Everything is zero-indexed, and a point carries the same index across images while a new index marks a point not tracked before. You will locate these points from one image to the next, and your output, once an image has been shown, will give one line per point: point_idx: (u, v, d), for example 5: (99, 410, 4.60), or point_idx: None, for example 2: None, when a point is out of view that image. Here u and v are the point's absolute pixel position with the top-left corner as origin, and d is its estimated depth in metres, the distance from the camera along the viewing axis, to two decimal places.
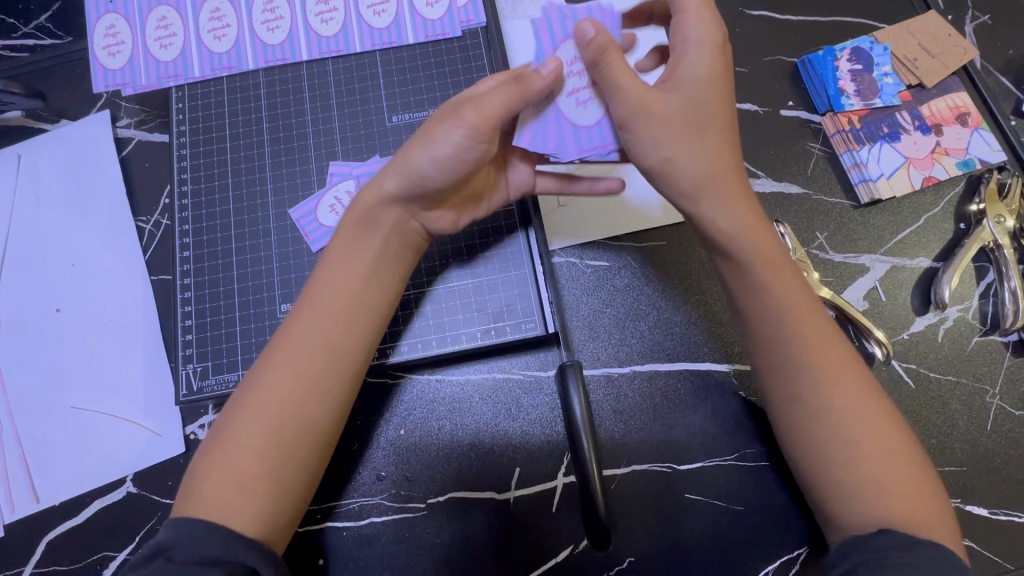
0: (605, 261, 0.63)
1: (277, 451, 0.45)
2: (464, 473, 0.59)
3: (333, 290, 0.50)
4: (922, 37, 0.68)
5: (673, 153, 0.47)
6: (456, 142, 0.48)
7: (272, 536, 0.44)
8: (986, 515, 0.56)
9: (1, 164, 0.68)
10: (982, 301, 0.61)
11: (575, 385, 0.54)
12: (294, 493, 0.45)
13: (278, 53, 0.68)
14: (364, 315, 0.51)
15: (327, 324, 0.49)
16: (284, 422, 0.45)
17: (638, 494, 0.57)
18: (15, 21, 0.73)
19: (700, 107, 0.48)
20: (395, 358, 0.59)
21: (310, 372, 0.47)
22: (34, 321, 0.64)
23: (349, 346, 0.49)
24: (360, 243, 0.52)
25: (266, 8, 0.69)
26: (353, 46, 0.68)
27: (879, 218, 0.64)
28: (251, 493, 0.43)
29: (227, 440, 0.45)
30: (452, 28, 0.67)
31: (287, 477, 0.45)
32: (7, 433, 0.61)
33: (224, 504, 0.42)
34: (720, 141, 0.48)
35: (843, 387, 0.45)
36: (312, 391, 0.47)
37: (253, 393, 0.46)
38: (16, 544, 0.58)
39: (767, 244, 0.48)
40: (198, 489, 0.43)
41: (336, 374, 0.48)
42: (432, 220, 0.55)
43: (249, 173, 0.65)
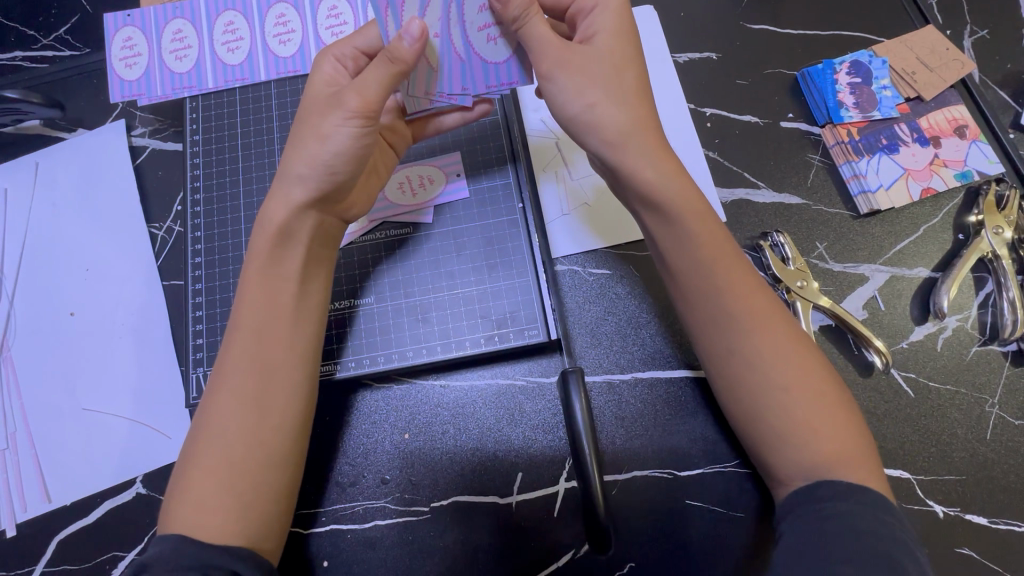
0: (607, 270, 0.64)
1: (243, 471, 0.47)
2: (466, 478, 0.59)
3: (264, 304, 0.51)
4: (920, 51, 0.69)
5: (595, 102, 0.50)
6: (345, 132, 0.50)
7: (257, 541, 0.46)
8: (987, 524, 0.56)
9: (19, 171, 0.70)
10: (981, 310, 0.61)
11: (577, 390, 0.55)
12: (266, 501, 0.47)
13: (289, 65, 0.70)
14: (297, 325, 0.52)
15: (257, 339, 0.50)
16: (241, 444, 0.47)
17: (639, 500, 0.57)
18: (35, 33, 0.75)
19: (619, 56, 0.51)
20: (338, 375, 0.60)
21: (249, 390, 0.49)
22: (49, 325, 0.66)
23: (284, 355, 0.51)
24: (277, 259, 0.52)
25: (278, 22, 0.71)
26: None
27: (879, 228, 0.65)
28: (220, 512, 0.45)
29: (193, 467, 0.47)
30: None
31: (260, 491, 0.47)
32: (20, 433, 0.63)
33: (201, 525, 0.45)
34: (637, 92, 0.51)
35: (771, 327, 0.48)
36: (256, 409, 0.48)
37: (204, 423, 0.48)
38: (28, 544, 0.59)
39: (692, 196, 0.51)
40: (175, 509, 0.46)
41: (274, 388, 0.50)
42: (349, 210, 0.58)
43: (260, 181, 0.67)
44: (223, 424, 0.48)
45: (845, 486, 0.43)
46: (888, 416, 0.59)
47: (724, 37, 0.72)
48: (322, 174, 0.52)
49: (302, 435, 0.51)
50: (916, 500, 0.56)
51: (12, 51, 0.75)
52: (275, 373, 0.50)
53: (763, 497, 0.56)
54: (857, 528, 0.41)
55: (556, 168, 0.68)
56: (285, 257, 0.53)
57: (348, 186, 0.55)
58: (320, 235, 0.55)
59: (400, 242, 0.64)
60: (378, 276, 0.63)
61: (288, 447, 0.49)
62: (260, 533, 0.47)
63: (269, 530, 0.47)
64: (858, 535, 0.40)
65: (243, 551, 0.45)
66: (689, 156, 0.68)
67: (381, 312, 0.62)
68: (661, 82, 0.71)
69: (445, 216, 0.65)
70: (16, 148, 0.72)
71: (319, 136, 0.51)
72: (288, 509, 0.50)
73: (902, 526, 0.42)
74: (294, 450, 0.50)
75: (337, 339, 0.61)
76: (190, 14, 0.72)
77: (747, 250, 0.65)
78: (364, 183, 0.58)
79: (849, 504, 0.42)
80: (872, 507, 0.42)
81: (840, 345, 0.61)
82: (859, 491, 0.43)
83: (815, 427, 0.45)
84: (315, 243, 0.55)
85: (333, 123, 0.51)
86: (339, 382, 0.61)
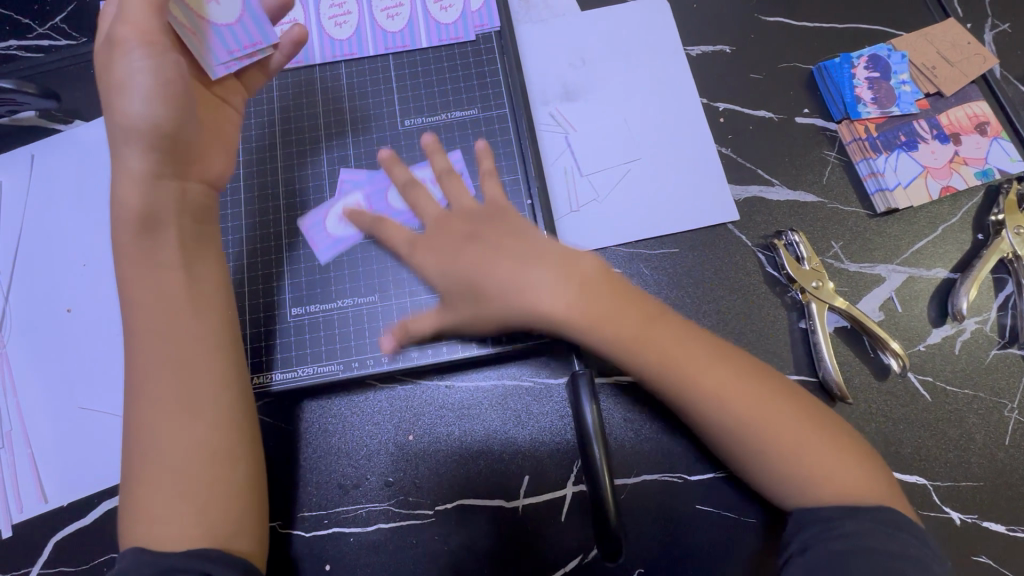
0: (617, 268, 0.63)
1: (191, 476, 0.47)
2: (471, 480, 0.58)
3: (167, 307, 0.50)
4: (940, 45, 0.67)
5: (523, 287, 0.48)
6: (146, 65, 0.51)
7: (226, 538, 0.46)
8: (1003, 531, 0.55)
9: (15, 164, 0.69)
10: (1001, 313, 0.60)
11: (586, 394, 0.54)
12: (224, 500, 0.47)
13: None
14: (202, 316, 0.51)
15: (160, 341, 0.50)
16: (177, 451, 0.47)
17: (648, 504, 0.56)
18: (30, 21, 0.73)
19: (479, 232, 0.52)
20: (274, 387, 0.59)
21: (171, 393, 0.48)
22: (46, 321, 0.64)
23: (196, 356, 0.50)
24: (148, 252, 0.52)
25: None
26: (366, 49, 0.69)
27: (896, 227, 0.63)
28: (178, 519, 0.45)
29: (133, 479, 0.47)
30: (466, 32, 0.69)
31: (214, 491, 0.47)
32: (16, 432, 0.61)
33: (157, 535, 0.45)
34: (518, 250, 0.50)
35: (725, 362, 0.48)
36: (181, 411, 0.48)
37: (138, 438, 0.48)
38: (24, 544, 0.58)
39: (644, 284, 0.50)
40: (134, 522, 0.46)
41: (200, 387, 0.49)
42: (207, 169, 0.56)
43: (261, 175, 0.65)
44: (161, 433, 0.47)
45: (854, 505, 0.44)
46: (905, 420, 0.57)
47: (738, 30, 0.70)
48: (147, 130, 0.51)
49: (244, 429, 0.50)
50: (932, 506, 0.55)
51: (7, 40, 0.73)
52: (191, 372, 0.49)
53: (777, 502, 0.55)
54: (860, 548, 0.42)
55: (563, 164, 0.66)
56: (163, 259, 0.52)
57: (188, 139, 0.54)
58: (189, 202, 0.54)
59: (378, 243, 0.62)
60: (338, 280, 0.62)
61: (227, 442, 0.48)
62: (231, 532, 0.47)
63: (236, 525, 0.47)
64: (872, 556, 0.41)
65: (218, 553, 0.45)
66: (701, 152, 0.66)
67: (385, 311, 0.61)
68: (672, 76, 0.69)
69: None
70: (11, 139, 0.70)
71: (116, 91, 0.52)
72: (258, 504, 0.50)
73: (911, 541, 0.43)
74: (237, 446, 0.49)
75: (269, 349, 0.60)
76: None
77: (760, 250, 0.63)
78: (218, 142, 0.57)
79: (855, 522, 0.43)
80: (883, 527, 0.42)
81: (856, 347, 0.60)
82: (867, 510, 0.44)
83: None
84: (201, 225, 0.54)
85: (126, 71, 0.51)
86: (276, 394, 0.60)
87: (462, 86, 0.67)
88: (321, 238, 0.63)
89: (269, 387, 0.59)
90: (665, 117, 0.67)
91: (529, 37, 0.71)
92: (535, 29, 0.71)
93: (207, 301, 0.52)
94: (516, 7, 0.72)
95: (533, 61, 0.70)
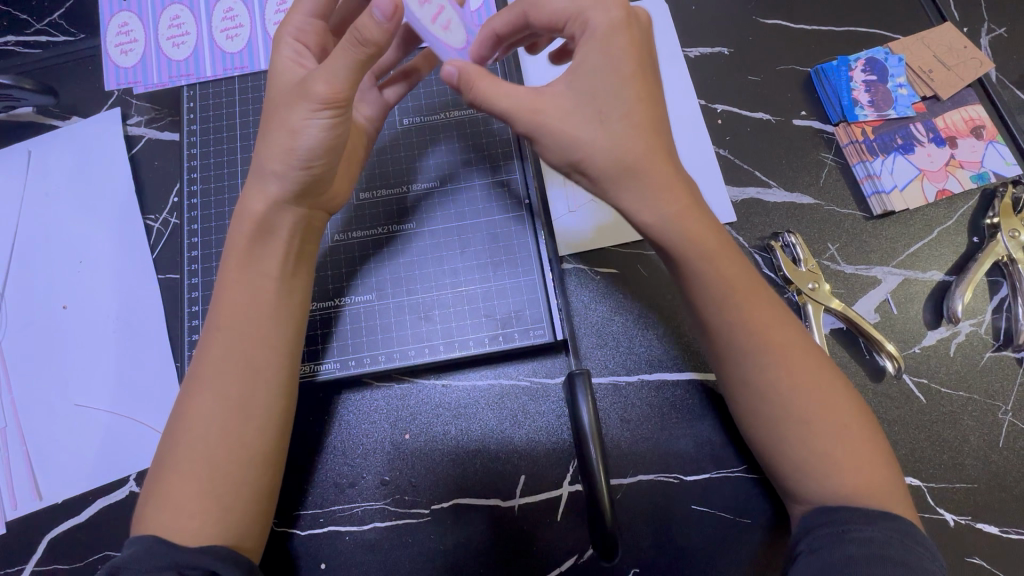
0: (614, 269, 0.63)
1: (222, 473, 0.46)
2: (468, 480, 0.58)
3: (243, 295, 0.51)
4: (937, 49, 0.68)
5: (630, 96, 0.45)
6: (315, 125, 0.47)
7: (239, 540, 0.46)
8: (997, 533, 0.55)
9: (12, 161, 0.68)
10: (995, 315, 0.60)
11: (584, 393, 0.52)
12: (251, 503, 0.47)
13: None
14: (279, 321, 0.51)
15: (233, 336, 0.50)
16: (218, 448, 0.46)
17: (644, 505, 0.56)
18: (27, 17, 0.73)
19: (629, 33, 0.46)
20: (315, 377, 0.59)
21: (233, 395, 0.48)
22: (40, 318, 0.64)
23: (265, 355, 0.50)
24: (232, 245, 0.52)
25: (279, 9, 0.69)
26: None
27: (891, 230, 0.63)
28: (197, 517, 0.44)
29: (167, 466, 0.46)
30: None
31: (234, 493, 0.46)
32: (10, 428, 0.61)
33: (174, 527, 0.44)
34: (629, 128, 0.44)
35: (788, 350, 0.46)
36: (239, 410, 0.48)
37: (182, 422, 0.47)
38: (18, 542, 0.58)
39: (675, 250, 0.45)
40: (153, 512, 0.45)
41: (257, 390, 0.49)
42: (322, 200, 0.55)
43: None
44: (194, 427, 0.47)
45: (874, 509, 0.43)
46: (899, 422, 0.58)
47: (735, 32, 0.71)
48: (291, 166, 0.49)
49: (283, 436, 0.50)
50: (927, 507, 0.55)
51: (4, 36, 0.73)
52: (260, 373, 0.49)
53: (772, 503, 0.55)
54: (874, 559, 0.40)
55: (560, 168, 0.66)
56: (263, 253, 0.52)
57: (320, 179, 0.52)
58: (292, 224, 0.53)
59: (373, 242, 0.62)
60: (337, 278, 0.61)
61: (267, 448, 0.48)
62: (242, 534, 0.46)
63: (251, 529, 0.47)
64: (889, 564, 0.40)
65: (223, 551, 0.44)
66: (700, 153, 0.66)
67: (383, 309, 0.60)
68: (670, 78, 0.69)
69: (450, 209, 0.62)
70: (8, 135, 0.70)
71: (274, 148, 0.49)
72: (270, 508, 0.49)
73: (932, 554, 0.41)
74: (277, 451, 0.49)
75: (323, 339, 0.60)
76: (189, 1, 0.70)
77: (756, 251, 0.63)
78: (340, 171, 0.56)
79: (879, 529, 0.41)
80: (901, 531, 0.41)
81: (851, 348, 0.60)
82: (885, 517, 0.42)
83: (840, 448, 0.44)
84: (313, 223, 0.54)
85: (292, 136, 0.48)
86: (316, 384, 0.59)
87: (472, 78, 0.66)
88: None
89: None
90: None
91: None
92: None
93: (268, 299, 0.51)
94: None
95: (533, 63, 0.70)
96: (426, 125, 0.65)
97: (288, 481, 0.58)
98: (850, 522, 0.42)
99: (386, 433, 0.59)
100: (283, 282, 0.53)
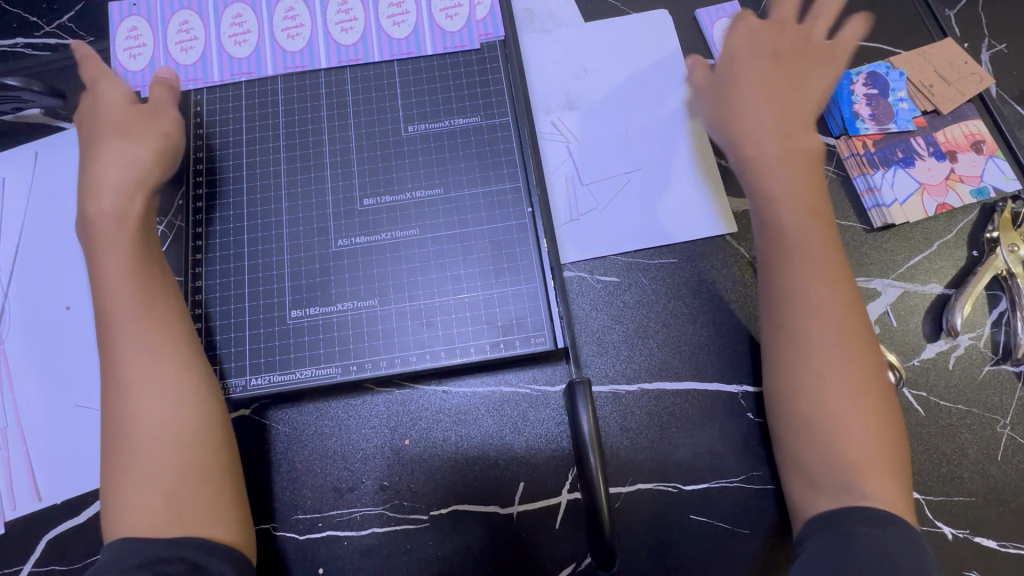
0: (614, 277, 0.63)
1: (172, 463, 0.48)
2: (467, 486, 0.58)
3: (145, 299, 0.52)
4: (938, 64, 0.68)
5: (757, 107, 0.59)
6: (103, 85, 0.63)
7: (205, 527, 0.47)
8: (995, 547, 0.55)
9: (19, 161, 0.69)
10: (994, 329, 0.60)
11: (584, 401, 0.52)
12: (207, 488, 0.49)
13: (297, 60, 0.68)
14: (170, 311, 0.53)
15: (137, 328, 0.51)
16: (162, 441, 0.48)
17: (643, 514, 0.56)
18: (37, 20, 0.74)
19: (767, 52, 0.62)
20: (316, 381, 0.59)
21: (144, 390, 0.49)
22: (43, 318, 0.64)
23: (171, 343, 0.52)
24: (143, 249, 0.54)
25: (287, 16, 0.69)
26: (371, 54, 0.68)
27: (892, 242, 0.64)
28: (156, 511, 0.46)
29: (112, 463, 0.48)
30: (471, 40, 0.68)
31: (191, 479, 0.48)
32: (11, 428, 0.61)
33: (136, 523, 0.46)
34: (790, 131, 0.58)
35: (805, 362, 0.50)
36: (167, 400, 0.50)
37: (120, 425, 0.49)
38: (17, 542, 0.58)
39: (790, 238, 0.53)
40: (115, 515, 0.47)
41: (170, 378, 0.50)
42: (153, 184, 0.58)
43: (264, 177, 0.64)
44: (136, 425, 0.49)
45: (877, 511, 0.44)
46: None
47: None
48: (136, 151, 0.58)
49: (216, 416, 0.52)
50: (925, 520, 0.55)
51: (14, 37, 0.73)
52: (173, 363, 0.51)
53: (770, 514, 0.56)
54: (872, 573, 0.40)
55: (563, 175, 0.66)
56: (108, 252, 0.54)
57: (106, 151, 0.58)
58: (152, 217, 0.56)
59: (375, 247, 0.62)
60: (339, 283, 0.61)
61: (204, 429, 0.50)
62: (208, 520, 0.47)
63: (213, 514, 0.48)
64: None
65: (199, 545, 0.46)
66: (703, 164, 0.66)
67: (385, 314, 0.60)
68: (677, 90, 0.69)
69: (454, 216, 0.63)
70: (16, 135, 0.70)
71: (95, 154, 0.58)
72: (231, 490, 0.50)
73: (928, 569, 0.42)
74: (214, 429, 0.51)
75: (324, 343, 0.60)
76: (198, 6, 0.70)
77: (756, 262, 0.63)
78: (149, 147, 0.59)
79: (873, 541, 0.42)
80: (903, 532, 0.43)
81: None
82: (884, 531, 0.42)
83: None
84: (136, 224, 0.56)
85: (116, 137, 0.59)
86: (316, 388, 0.59)
87: (475, 85, 0.67)
88: (321, 240, 0.62)
89: (259, 390, 0.59)
90: (668, 128, 0.67)
91: (532, 47, 0.71)
92: (540, 38, 0.72)
93: (163, 305, 0.53)
94: (519, 15, 0.72)
95: (537, 72, 0.70)
96: (430, 132, 0.65)
97: (289, 484, 0.58)
98: (855, 523, 0.44)
99: (386, 438, 0.59)
100: (162, 288, 0.54)
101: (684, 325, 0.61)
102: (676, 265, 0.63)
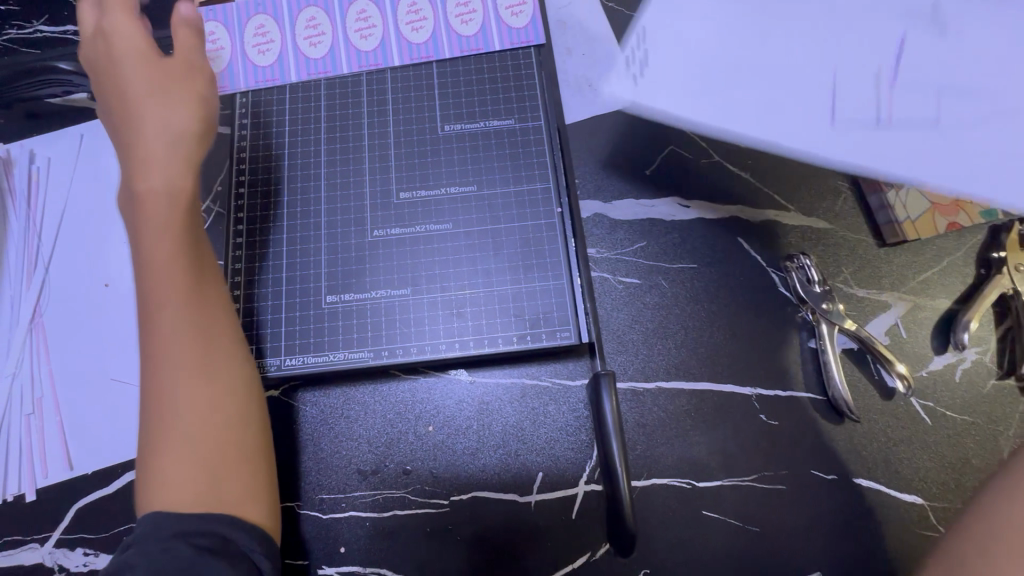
0: (637, 279, 0.66)
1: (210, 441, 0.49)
2: (487, 474, 0.60)
3: (193, 278, 0.54)
4: None
5: None
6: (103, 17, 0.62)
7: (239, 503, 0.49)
8: None
9: (64, 143, 0.71)
10: (1000, 345, 0.63)
11: (608, 393, 0.54)
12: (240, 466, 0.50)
13: (371, 59, 0.70)
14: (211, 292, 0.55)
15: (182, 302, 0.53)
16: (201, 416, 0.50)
17: (658, 507, 0.58)
18: None
19: None
20: (346, 365, 0.61)
21: (192, 360, 0.51)
22: (82, 295, 0.66)
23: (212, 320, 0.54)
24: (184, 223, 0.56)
25: (359, 17, 0.71)
26: (442, 52, 0.71)
27: (902, 257, 0.66)
28: (194, 485, 0.47)
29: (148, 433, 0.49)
30: (537, 35, 0.70)
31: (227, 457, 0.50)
32: (46, 398, 0.63)
33: (173, 498, 0.46)
34: None
35: None
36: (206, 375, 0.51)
37: (157, 397, 0.50)
38: (47, 509, 0.59)
39: None
40: (151, 487, 0.47)
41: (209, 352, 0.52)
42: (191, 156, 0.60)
43: (304, 168, 0.67)
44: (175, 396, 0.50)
45: None
46: (905, 441, 0.60)
47: None
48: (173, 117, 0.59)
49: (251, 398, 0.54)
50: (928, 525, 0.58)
51: (64, 25, 0.76)
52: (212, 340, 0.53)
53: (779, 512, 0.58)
54: None
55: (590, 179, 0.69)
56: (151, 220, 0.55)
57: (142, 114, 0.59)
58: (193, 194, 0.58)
59: (410, 239, 0.65)
60: (373, 272, 0.64)
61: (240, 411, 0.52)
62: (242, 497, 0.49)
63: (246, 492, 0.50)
64: None
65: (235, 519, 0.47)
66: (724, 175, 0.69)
67: (417, 304, 0.63)
68: None
69: (487, 214, 0.65)
70: (61, 118, 0.72)
71: (137, 123, 0.58)
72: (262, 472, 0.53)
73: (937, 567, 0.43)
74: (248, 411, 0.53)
75: (357, 329, 0.62)
76: (272, 9, 0.71)
77: (773, 270, 0.65)
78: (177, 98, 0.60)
79: None
80: None
81: (862, 366, 0.62)
82: None
83: None
84: (187, 202, 0.57)
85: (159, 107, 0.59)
86: (346, 372, 0.62)
87: (509, 90, 0.69)
88: (357, 230, 0.65)
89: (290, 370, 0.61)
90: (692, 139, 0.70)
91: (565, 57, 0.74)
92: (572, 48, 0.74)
93: (210, 286, 0.55)
94: None
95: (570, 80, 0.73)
96: (465, 132, 0.68)
97: (315, 464, 0.60)
98: None
99: (411, 425, 0.61)
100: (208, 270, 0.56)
101: (702, 327, 0.64)
102: (697, 271, 0.66)
